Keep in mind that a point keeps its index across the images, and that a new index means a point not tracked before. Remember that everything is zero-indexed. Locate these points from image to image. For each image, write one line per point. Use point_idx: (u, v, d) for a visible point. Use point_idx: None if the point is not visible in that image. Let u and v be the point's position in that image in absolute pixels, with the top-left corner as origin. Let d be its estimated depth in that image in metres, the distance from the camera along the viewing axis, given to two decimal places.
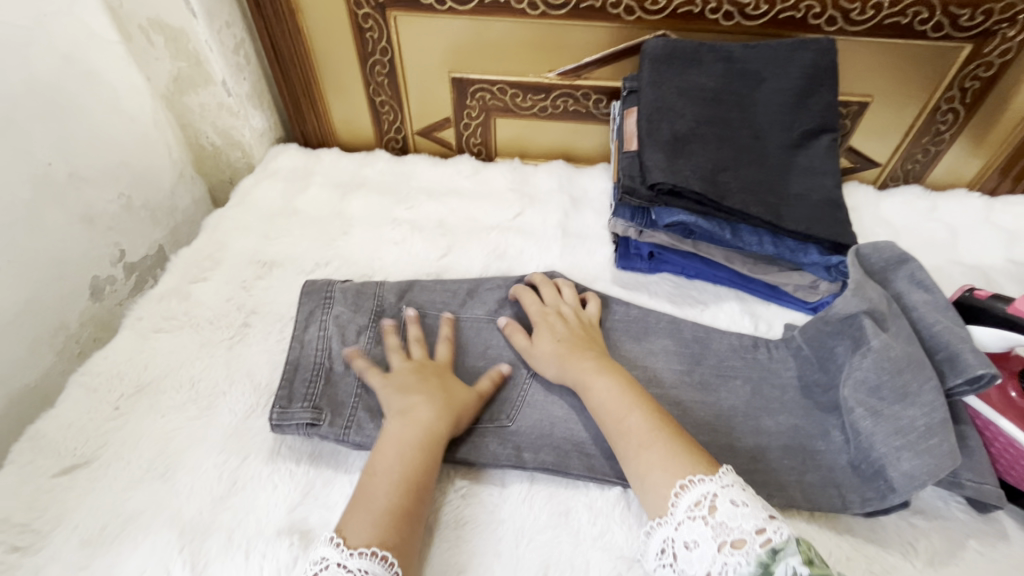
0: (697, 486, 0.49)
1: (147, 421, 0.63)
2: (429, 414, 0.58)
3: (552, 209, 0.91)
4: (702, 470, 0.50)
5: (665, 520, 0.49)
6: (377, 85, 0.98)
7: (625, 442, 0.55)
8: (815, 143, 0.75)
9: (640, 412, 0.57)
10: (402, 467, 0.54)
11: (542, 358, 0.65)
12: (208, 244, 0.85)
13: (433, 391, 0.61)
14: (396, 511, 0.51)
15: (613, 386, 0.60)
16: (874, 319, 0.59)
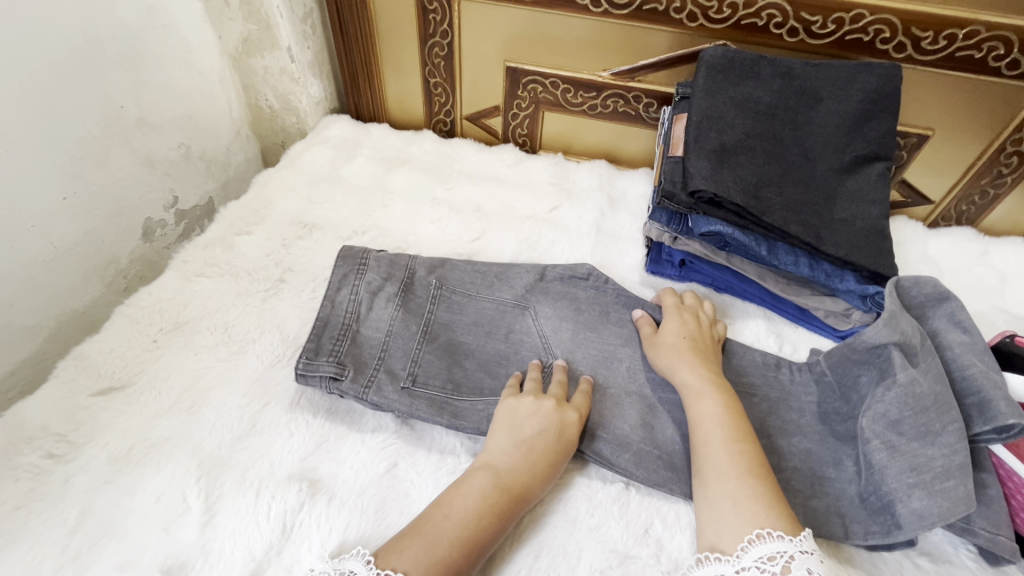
0: (774, 542, 0.48)
1: (180, 357, 0.67)
2: (521, 471, 0.55)
3: (589, 207, 0.92)
4: (787, 529, 0.49)
5: (728, 560, 0.49)
6: (434, 66, 1.00)
7: (722, 457, 0.55)
8: (867, 169, 0.73)
9: (747, 443, 0.56)
10: (475, 525, 0.51)
11: (663, 349, 0.66)
12: (256, 200, 0.89)
13: (531, 438, 0.58)
14: (446, 566, 0.48)
15: (720, 408, 0.59)
16: (904, 352, 0.58)
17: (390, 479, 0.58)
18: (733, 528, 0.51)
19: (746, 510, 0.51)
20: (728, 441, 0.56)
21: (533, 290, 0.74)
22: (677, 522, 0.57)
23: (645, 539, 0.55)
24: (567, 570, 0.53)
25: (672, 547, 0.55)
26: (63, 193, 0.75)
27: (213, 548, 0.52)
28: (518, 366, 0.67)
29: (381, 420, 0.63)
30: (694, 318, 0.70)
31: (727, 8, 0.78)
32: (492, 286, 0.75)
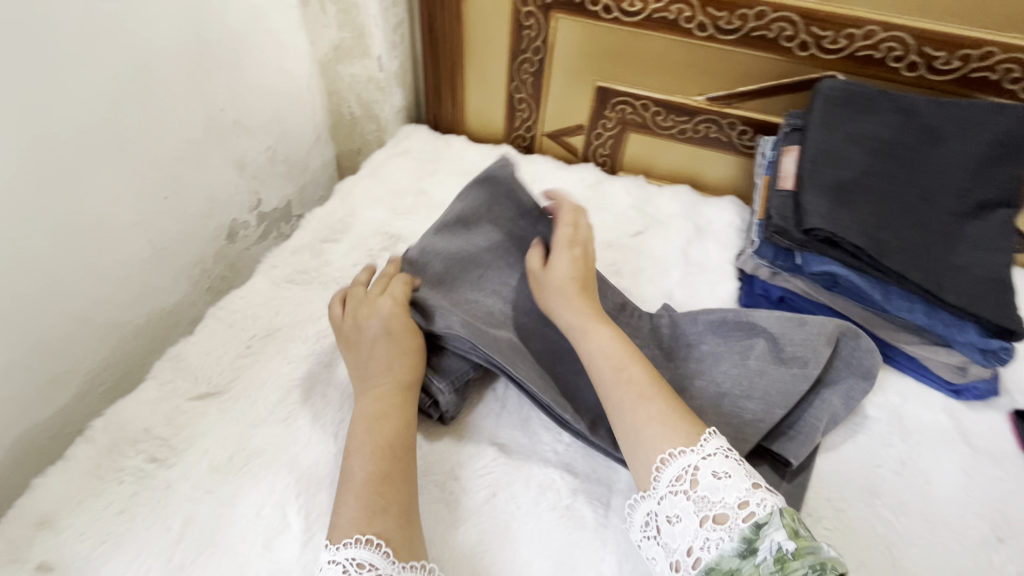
0: (678, 460, 0.48)
1: (274, 365, 0.67)
2: (396, 372, 0.59)
3: (675, 234, 0.89)
4: (684, 441, 0.49)
5: (649, 496, 0.49)
6: (521, 82, 0.99)
7: (622, 391, 0.54)
8: (991, 216, 0.69)
9: (638, 365, 0.56)
10: (373, 439, 0.54)
11: (550, 289, 0.65)
12: (341, 208, 0.89)
13: (382, 357, 0.60)
14: (371, 480, 0.50)
15: (612, 337, 0.59)
16: (771, 342, 0.64)
17: (490, 509, 0.56)
18: (643, 464, 0.50)
19: (651, 444, 0.50)
20: (616, 373, 0.56)
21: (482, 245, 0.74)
22: None
23: None
24: None
25: None
26: (164, 191, 0.76)
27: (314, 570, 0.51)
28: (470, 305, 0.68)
29: (479, 446, 0.61)
30: (582, 255, 0.68)
31: (844, 38, 0.76)
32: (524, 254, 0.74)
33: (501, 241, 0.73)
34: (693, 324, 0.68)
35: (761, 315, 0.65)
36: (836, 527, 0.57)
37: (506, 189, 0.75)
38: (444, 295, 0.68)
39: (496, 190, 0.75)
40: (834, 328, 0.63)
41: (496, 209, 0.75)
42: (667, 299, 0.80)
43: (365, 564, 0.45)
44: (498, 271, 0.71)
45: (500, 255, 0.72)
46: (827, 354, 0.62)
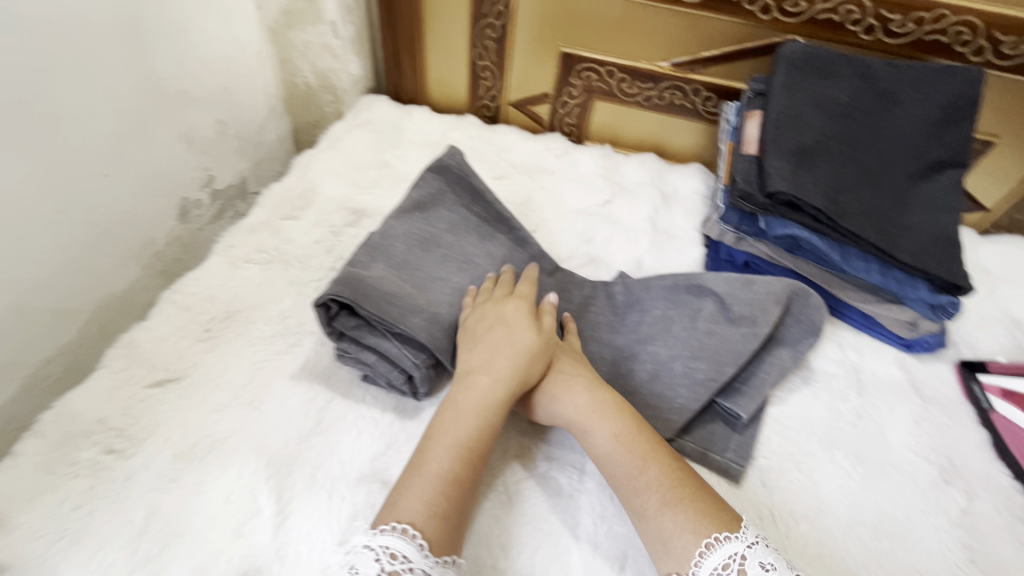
0: (727, 546, 0.46)
1: (236, 348, 0.64)
2: (503, 377, 0.57)
3: (642, 202, 0.90)
4: (727, 526, 0.48)
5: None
6: (484, 49, 0.96)
7: (642, 495, 0.51)
8: (940, 176, 0.72)
9: (652, 464, 0.52)
10: (460, 434, 0.54)
11: (531, 394, 0.59)
12: (299, 183, 0.86)
13: (495, 351, 0.59)
14: (450, 478, 0.51)
15: (615, 431, 0.54)
16: (718, 304, 0.65)
17: None
18: (679, 552, 0.47)
19: (682, 543, 0.47)
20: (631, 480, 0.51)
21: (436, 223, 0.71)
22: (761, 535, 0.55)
23: None
24: None
25: None
26: (103, 169, 0.71)
27: (289, 552, 0.50)
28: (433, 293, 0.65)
29: None
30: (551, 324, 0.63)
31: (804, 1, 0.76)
32: (486, 232, 0.73)
33: (460, 221, 0.72)
34: (645, 290, 0.69)
35: (710, 278, 0.67)
36: (803, 478, 0.60)
37: (464, 172, 0.74)
38: (404, 274, 0.65)
39: (455, 176, 0.74)
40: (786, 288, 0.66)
41: (456, 195, 0.74)
42: (636, 266, 0.80)
43: (396, 554, 0.45)
44: (460, 250, 0.70)
45: (460, 236, 0.71)
46: (778, 312, 0.64)
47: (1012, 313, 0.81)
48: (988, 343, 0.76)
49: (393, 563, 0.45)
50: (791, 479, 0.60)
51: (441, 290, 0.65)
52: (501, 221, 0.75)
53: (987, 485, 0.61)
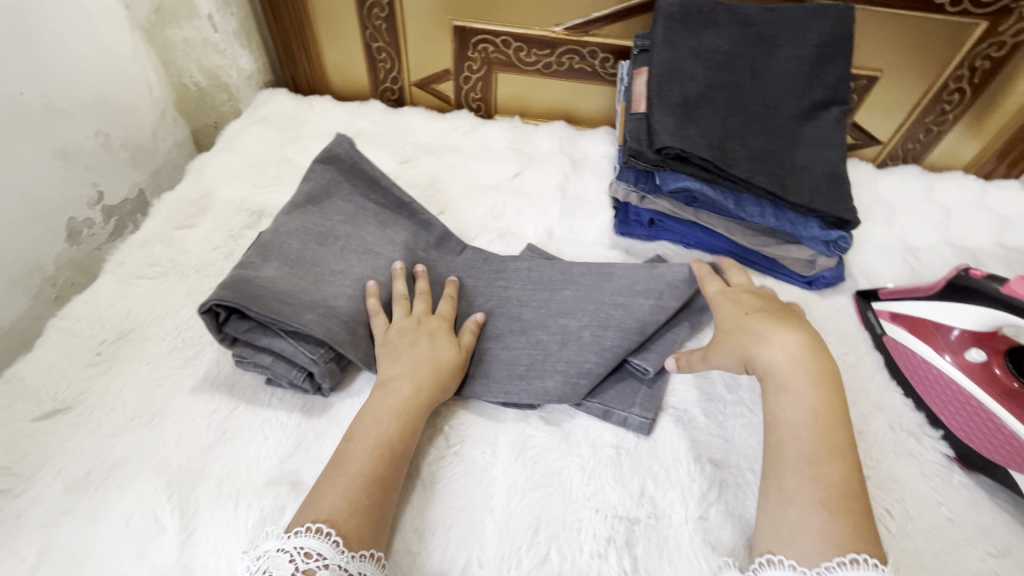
0: (867, 570, 0.43)
1: (130, 368, 0.62)
2: (425, 380, 0.57)
3: (551, 170, 0.89)
4: (875, 554, 0.45)
5: (805, 571, 0.45)
6: (375, 29, 0.93)
7: (799, 480, 0.49)
8: (824, 115, 0.74)
9: (836, 459, 0.49)
10: (379, 435, 0.53)
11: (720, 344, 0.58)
12: (193, 189, 0.82)
13: (419, 364, 0.58)
14: (371, 478, 0.50)
15: (810, 408, 0.52)
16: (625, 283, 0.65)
17: None
18: (806, 550, 0.46)
19: (809, 544, 0.46)
20: (809, 462, 0.49)
21: (329, 215, 0.69)
22: (668, 478, 0.57)
23: (641, 499, 0.55)
24: (568, 541, 0.52)
25: (666, 505, 0.55)
26: None
27: (196, 566, 0.49)
28: (332, 286, 0.63)
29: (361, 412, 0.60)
30: (755, 296, 0.62)
31: None
32: (386, 218, 0.72)
33: (356, 211, 0.71)
34: (555, 270, 0.70)
35: (620, 268, 0.68)
36: (711, 419, 0.62)
37: (356, 160, 0.72)
38: (299, 269, 0.64)
39: (347, 165, 0.72)
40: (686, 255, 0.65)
41: (351, 184, 0.72)
42: (547, 235, 0.80)
43: (313, 553, 0.45)
44: (360, 240, 0.68)
45: (357, 225, 0.70)
46: (683, 289, 0.64)
47: (907, 240, 0.85)
48: (883, 270, 0.80)
49: (308, 561, 0.45)
50: (698, 421, 0.61)
51: (340, 283, 0.63)
52: (401, 206, 0.73)
53: (881, 405, 0.64)
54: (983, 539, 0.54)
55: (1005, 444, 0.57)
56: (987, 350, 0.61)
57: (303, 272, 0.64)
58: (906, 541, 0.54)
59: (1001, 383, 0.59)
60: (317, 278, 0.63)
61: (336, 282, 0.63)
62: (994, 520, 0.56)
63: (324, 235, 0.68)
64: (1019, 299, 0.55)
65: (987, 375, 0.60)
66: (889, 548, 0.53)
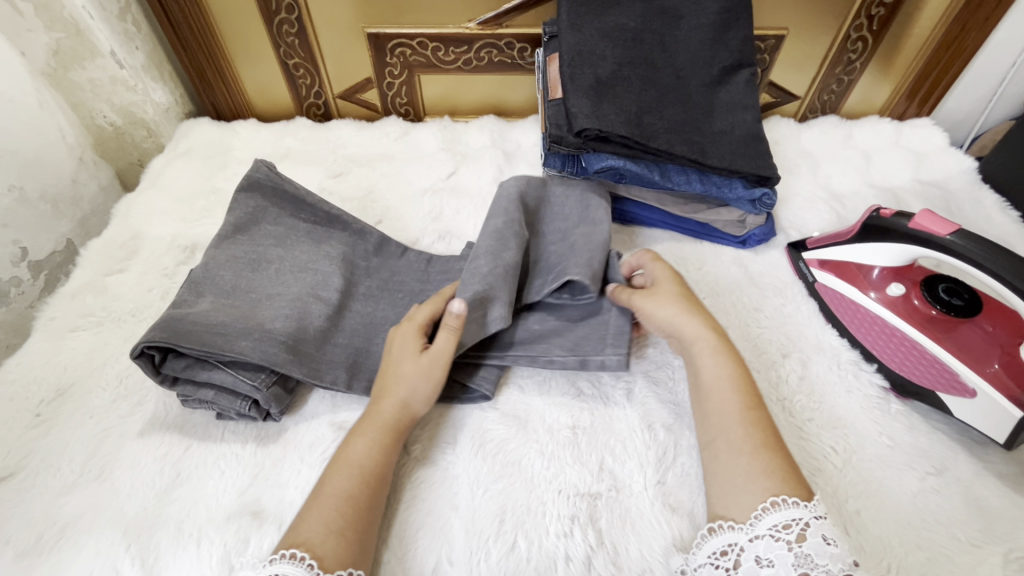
0: (789, 509, 0.46)
1: (74, 424, 0.60)
2: (386, 401, 0.56)
3: (485, 165, 0.90)
4: (798, 494, 0.47)
5: (741, 527, 0.47)
6: (288, 46, 0.92)
7: (736, 427, 0.53)
8: (735, 79, 0.76)
9: (761, 408, 0.54)
10: (364, 458, 0.52)
11: (656, 302, 0.61)
12: (121, 232, 0.80)
13: (382, 380, 0.58)
14: (352, 500, 0.49)
15: (730, 366, 0.57)
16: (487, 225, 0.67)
17: None
18: (748, 496, 0.48)
19: (756, 486, 0.48)
20: (746, 409, 0.53)
21: (261, 240, 0.69)
22: (625, 450, 0.59)
23: (602, 475, 0.57)
24: (534, 525, 0.53)
25: (625, 476, 0.57)
26: None
27: None
28: (270, 310, 0.63)
29: (316, 432, 0.60)
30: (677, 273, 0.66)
31: None
32: (321, 237, 0.72)
33: (288, 233, 0.70)
34: None
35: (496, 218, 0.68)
36: (661, 387, 0.64)
37: (278, 182, 0.72)
38: (237, 300, 0.63)
39: (269, 189, 0.71)
40: (510, 185, 0.70)
41: (278, 206, 0.72)
42: None
43: None
44: (294, 260, 0.68)
45: (290, 247, 0.70)
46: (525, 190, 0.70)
47: (832, 188, 0.88)
48: (811, 220, 0.83)
49: None
50: (650, 389, 0.64)
51: (277, 306, 0.63)
52: (332, 219, 0.73)
53: (819, 348, 0.67)
54: (921, 460, 0.57)
55: (931, 367, 0.60)
56: (905, 283, 0.64)
57: (240, 302, 0.63)
58: (851, 473, 0.56)
59: (921, 311, 0.62)
60: (254, 306, 0.63)
61: (275, 306, 0.63)
62: (931, 440, 0.59)
63: (257, 262, 0.67)
64: (925, 232, 0.58)
65: (916, 309, 0.62)
66: (838, 482, 0.56)
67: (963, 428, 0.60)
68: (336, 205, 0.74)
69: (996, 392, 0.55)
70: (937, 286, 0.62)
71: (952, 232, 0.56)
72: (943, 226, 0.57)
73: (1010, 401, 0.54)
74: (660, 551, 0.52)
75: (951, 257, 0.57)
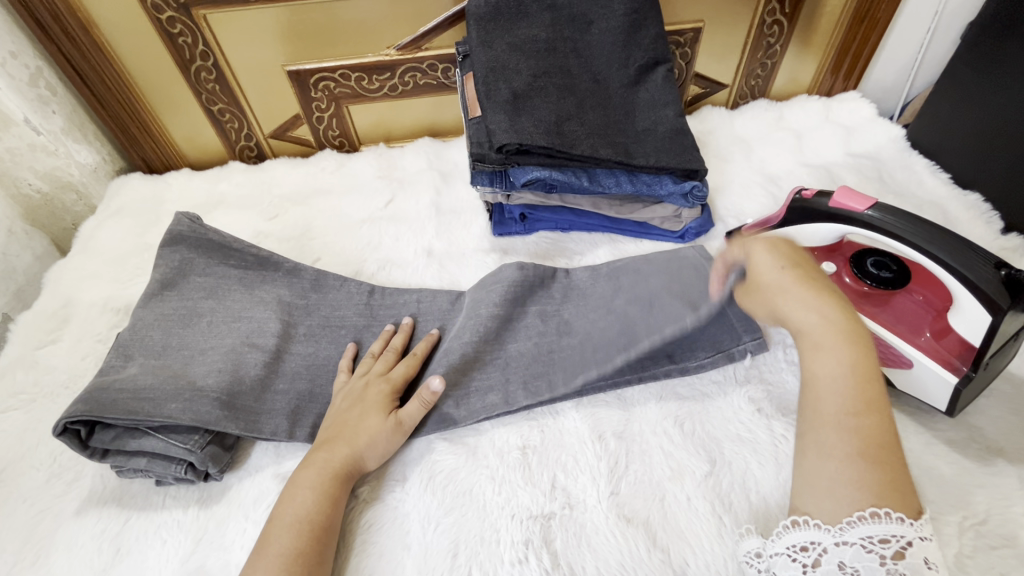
0: (892, 524, 0.41)
1: (5, 512, 0.58)
2: (341, 452, 0.55)
3: (423, 189, 0.89)
4: (907, 511, 0.42)
5: (828, 529, 0.43)
6: (209, 93, 0.90)
7: (834, 433, 0.45)
8: (652, 76, 0.76)
9: (874, 415, 0.45)
10: (307, 510, 0.51)
11: (760, 290, 0.54)
12: (51, 300, 0.78)
13: (341, 431, 0.57)
14: (299, 557, 0.48)
15: (847, 360, 0.48)
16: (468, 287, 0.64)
17: None
18: (838, 501, 0.43)
19: (845, 495, 0.43)
20: (846, 415, 0.46)
21: (189, 293, 0.67)
22: (576, 465, 0.58)
23: (554, 493, 0.56)
24: (488, 556, 0.52)
25: (579, 492, 0.56)
26: None
27: None
28: (202, 367, 0.61)
29: (260, 486, 0.58)
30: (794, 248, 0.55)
31: None
32: (255, 282, 0.70)
33: (218, 283, 0.68)
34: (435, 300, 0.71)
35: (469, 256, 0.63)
36: (610, 394, 0.63)
37: (201, 233, 0.70)
38: (165, 360, 0.61)
39: (193, 241, 0.70)
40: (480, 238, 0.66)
41: (205, 256, 0.70)
42: (426, 255, 0.80)
43: None
44: (226, 309, 0.66)
45: (222, 296, 0.68)
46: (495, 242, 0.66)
47: (768, 171, 0.89)
48: (748, 206, 0.83)
49: None
50: (598, 399, 0.63)
51: (209, 361, 0.61)
52: (263, 263, 0.71)
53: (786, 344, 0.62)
54: None
55: None
56: (836, 261, 0.64)
57: (170, 361, 0.61)
58: None
59: (854, 289, 0.62)
60: (184, 365, 0.61)
61: (207, 361, 0.61)
62: None
63: (185, 318, 0.65)
64: (844, 209, 0.59)
65: (847, 287, 0.62)
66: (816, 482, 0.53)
67: (910, 398, 0.60)
68: (266, 249, 0.72)
69: (932, 361, 0.55)
70: (865, 261, 0.62)
71: (870, 207, 0.57)
72: (860, 203, 0.58)
73: (946, 368, 0.54)
74: (615, 566, 0.51)
75: (870, 231, 0.57)
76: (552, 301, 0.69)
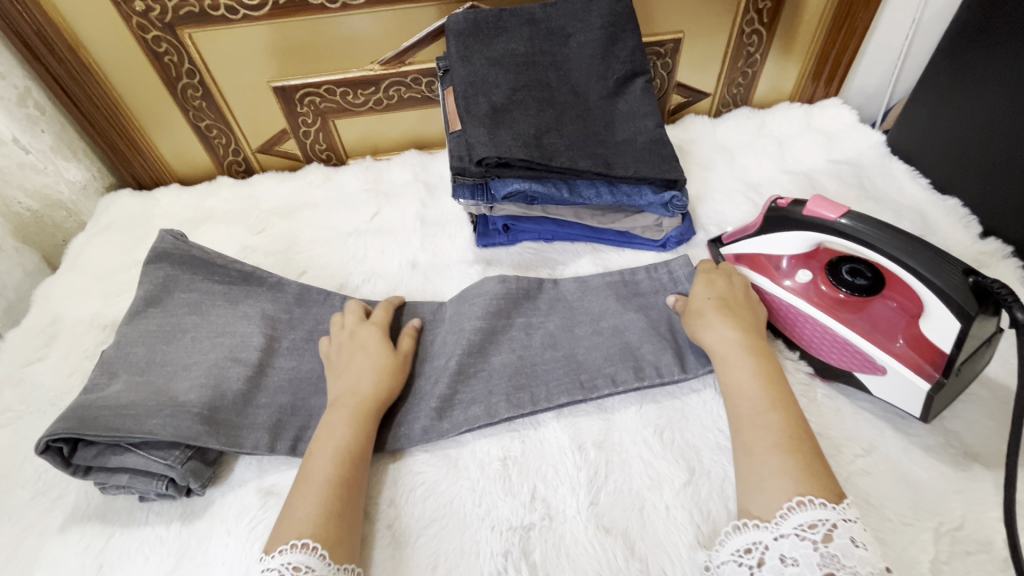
0: (815, 509, 0.45)
1: None
2: (366, 390, 0.60)
3: (408, 202, 0.90)
4: (827, 495, 0.46)
5: (765, 526, 0.47)
6: (196, 110, 0.91)
7: (756, 431, 0.52)
8: (630, 88, 0.77)
9: (780, 411, 0.52)
10: (345, 441, 0.56)
11: (688, 313, 0.63)
12: (39, 317, 0.79)
13: (358, 374, 0.61)
14: (342, 482, 0.53)
15: (754, 372, 0.56)
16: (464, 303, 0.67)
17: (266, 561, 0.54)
18: (771, 496, 0.48)
19: (773, 485, 0.48)
20: (757, 413, 0.53)
21: (174, 309, 0.68)
22: (556, 476, 0.58)
23: (534, 504, 0.56)
24: (468, 568, 0.52)
25: (558, 505, 0.56)
26: None
27: None
28: (186, 384, 0.61)
29: (242, 501, 0.58)
30: (726, 283, 0.65)
31: None
32: (239, 297, 0.70)
33: (202, 298, 0.69)
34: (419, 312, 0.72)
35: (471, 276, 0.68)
36: (590, 405, 0.63)
37: (186, 249, 0.71)
38: (148, 376, 0.62)
39: (179, 257, 0.71)
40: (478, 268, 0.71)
41: (190, 272, 0.71)
42: (411, 267, 0.81)
43: (301, 566, 0.46)
44: (210, 325, 0.67)
45: (206, 312, 0.68)
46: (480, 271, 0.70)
47: (750, 178, 0.90)
48: (730, 214, 0.84)
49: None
50: (578, 409, 0.63)
51: (192, 377, 0.62)
52: (248, 278, 0.72)
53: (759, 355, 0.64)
54: (849, 443, 0.57)
55: (843, 350, 0.60)
56: (813, 268, 0.65)
57: (154, 377, 0.62)
58: None
59: (830, 296, 0.62)
60: (168, 381, 0.61)
61: (190, 377, 0.62)
62: (857, 421, 0.59)
63: (170, 333, 0.66)
64: (818, 218, 0.59)
65: (824, 294, 0.63)
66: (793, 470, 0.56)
67: (887, 405, 0.61)
68: (250, 264, 0.73)
69: (906, 369, 0.56)
70: (841, 268, 0.63)
71: (843, 215, 0.57)
72: (833, 211, 0.58)
73: (920, 375, 0.55)
74: None
75: (845, 240, 0.57)
76: (540, 313, 0.69)
